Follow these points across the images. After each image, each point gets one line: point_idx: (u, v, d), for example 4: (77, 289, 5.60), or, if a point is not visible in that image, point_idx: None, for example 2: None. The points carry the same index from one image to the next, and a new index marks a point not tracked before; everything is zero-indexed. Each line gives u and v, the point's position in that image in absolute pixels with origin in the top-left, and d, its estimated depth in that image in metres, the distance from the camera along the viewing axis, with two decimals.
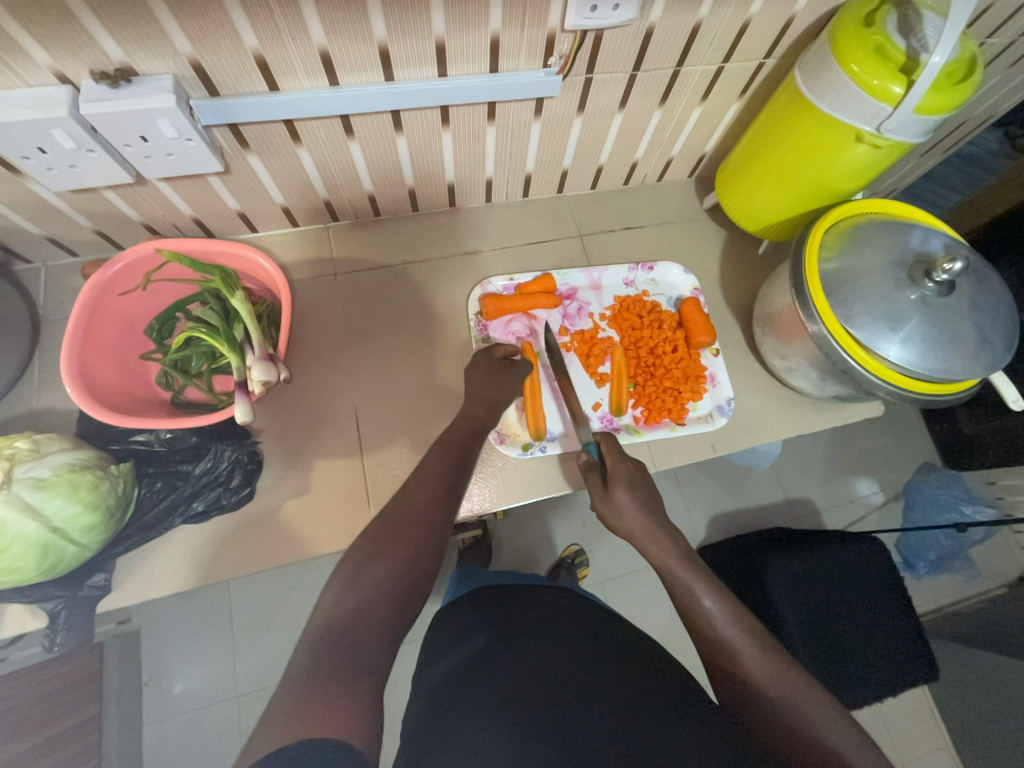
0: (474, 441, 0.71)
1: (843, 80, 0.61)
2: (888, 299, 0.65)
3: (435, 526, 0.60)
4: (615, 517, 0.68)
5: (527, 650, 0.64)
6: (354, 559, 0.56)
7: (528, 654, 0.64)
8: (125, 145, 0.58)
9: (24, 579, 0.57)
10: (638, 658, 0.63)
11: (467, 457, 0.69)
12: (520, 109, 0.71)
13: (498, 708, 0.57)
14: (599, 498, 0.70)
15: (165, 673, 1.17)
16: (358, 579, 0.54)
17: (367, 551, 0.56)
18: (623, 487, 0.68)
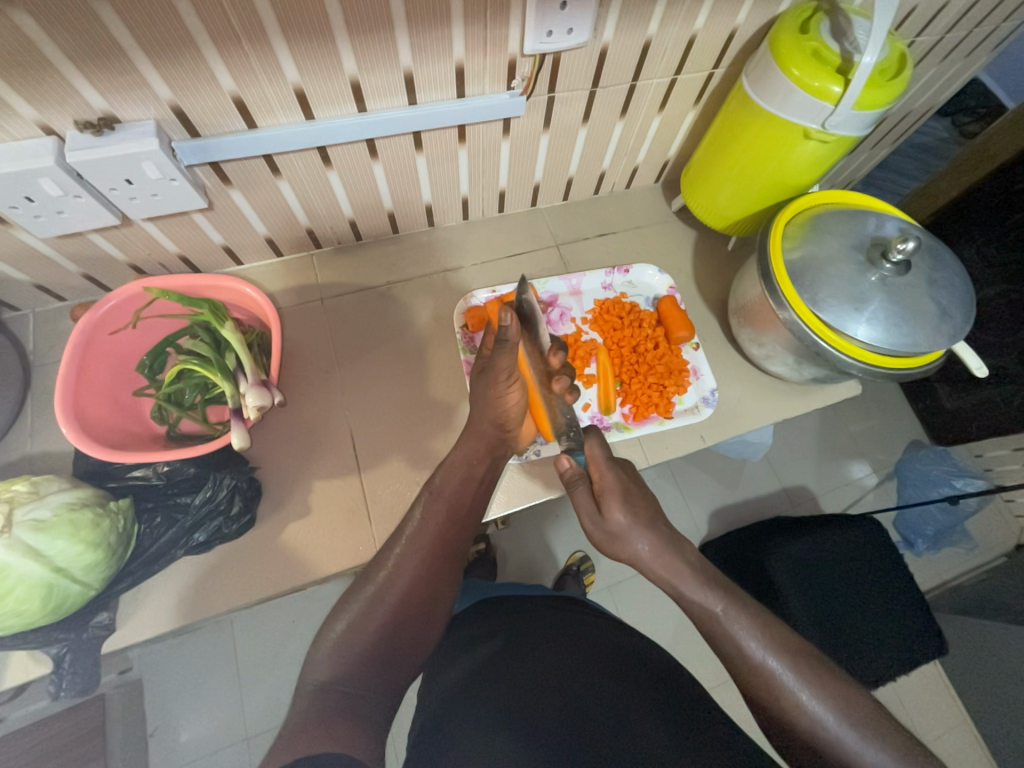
0: (477, 485, 0.72)
1: (786, 84, 0.66)
2: (851, 281, 0.69)
3: (429, 578, 0.65)
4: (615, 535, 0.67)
5: (533, 660, 0.66)
6: (363, 598, 0.63)
7: (532, 666, 0.65)
8: (111, 189, 0.60)
9: (29, 623, 0.57)
10: (640, 671, 0.65)
11: (461, 492, 0.70)
12: (489, 130, 0.74)
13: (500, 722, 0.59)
14: (591, 518, 0.68)
15: (171, 721, 1.14)
16: (364, 624, 0.61)
17: (378, 591, 0.63)
18: (619, 506, 0.67)
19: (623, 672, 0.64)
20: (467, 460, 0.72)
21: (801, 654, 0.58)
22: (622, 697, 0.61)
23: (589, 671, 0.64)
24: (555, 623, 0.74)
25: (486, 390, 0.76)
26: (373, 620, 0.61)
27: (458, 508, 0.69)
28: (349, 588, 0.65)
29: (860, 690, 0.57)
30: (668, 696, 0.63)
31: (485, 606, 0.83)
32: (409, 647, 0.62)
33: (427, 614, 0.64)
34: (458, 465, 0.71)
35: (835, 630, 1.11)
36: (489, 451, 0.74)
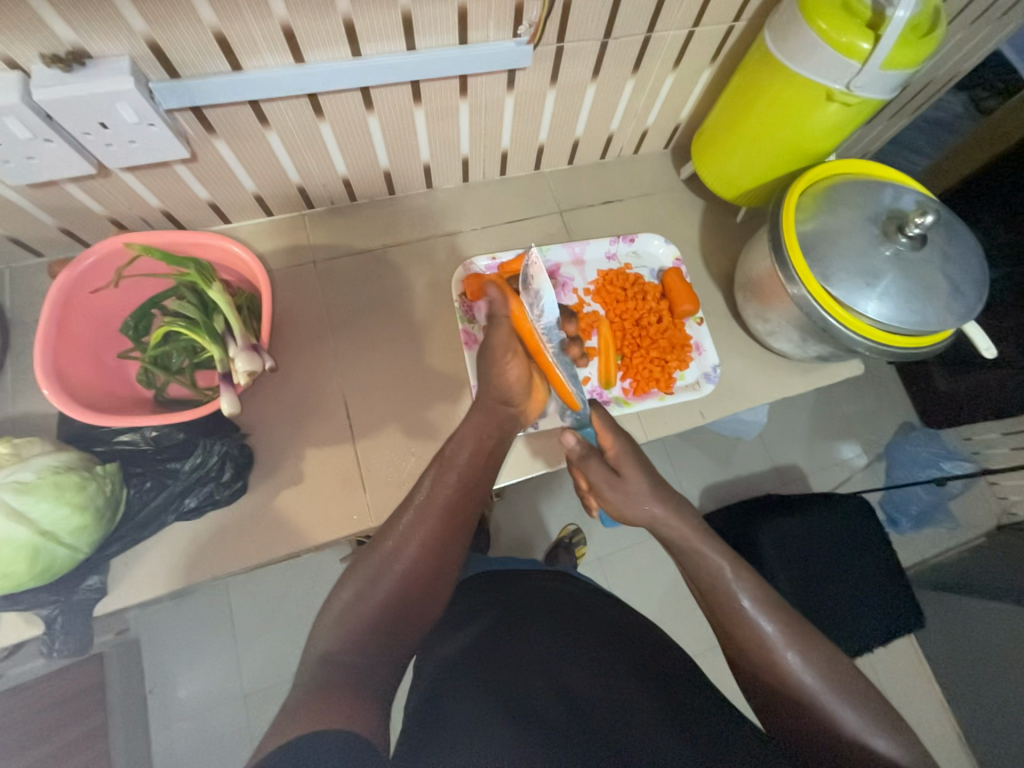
0: (485, 463, 0.71)
1: (812, 38, 0.62)
2: (864, 255, 0.67)
3: (439, 555, 0.63)
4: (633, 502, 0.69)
5: (535, 642, 0.66)
6: (362, 573, 0.62)
7: (530, 644, 0.65)
8: (84, 133, 0.56)
9: (17, 586, 0.56)
10: (640, 653, 0.65)
11: (471, 468, 0.69)
12: (492, 83, 0.70)
13: (497, 695, 0.59)
14: (612, 488, 0.69)
15: (169, 679, 1.16)
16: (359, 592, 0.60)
17: (375, 563, 0.62)
18: (635, 469, 0.69)
19: (621, 651, 0.65)
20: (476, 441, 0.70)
21: (788, 628, 0.59)
22: (623, 677, 0.61)
23: (587, 649, 0.65)
24: (556, 605, 0.74)
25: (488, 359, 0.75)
26: (367, 591, 0.60)
27: (467, 484, 0.68)
28: (349, 564, 0.63)
29: (845, 660, 0.58)
30: (667, 678, 0.63)
31: (479, 582, 0.83)
32: (412, 628, 0.60)
33: (428, 593, 0.62)
34: (468, 439, 0.70)
35: (821, 604, 1.14)
36: (500, 426, 0.73)
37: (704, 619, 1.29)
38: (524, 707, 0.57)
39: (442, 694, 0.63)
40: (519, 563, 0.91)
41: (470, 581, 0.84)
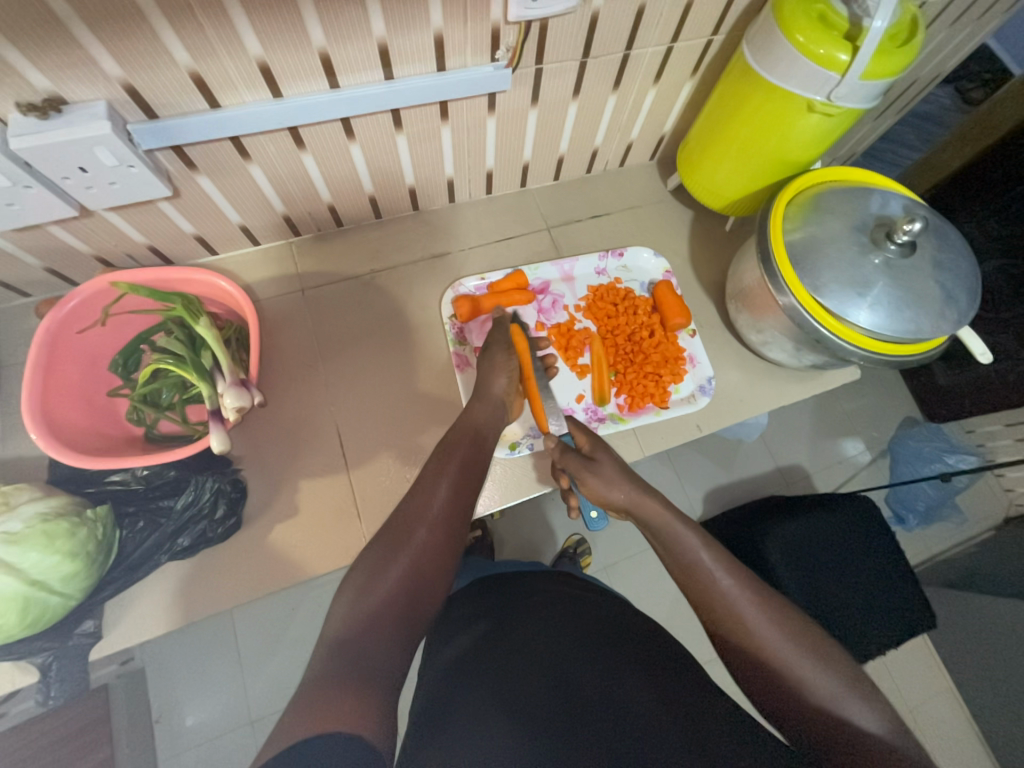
0: (478, 455, 0.69)
1: (789, 51, 0.62)
2: (853, 264, 0.66)
3: (451, 532, 0.62)
4: (603, 485, 0.70)
5: (526, 642, 0.64)
6: (362, 570, 0.57)
7: (528, 646, 0.64)
8: (64, 178, 0.56)
9: (8, 637, 0.56)
10: (647, 649, 0.63)
11: (477, 457, 0.68)
12: (474, 106, 0.70)
13: (499, 704, 0.58)
14: (591, 473, 0.71)
15: (176, 707, 1.13)
16: (371, 588, 0.55)
17: (377, 558, 0.58)
18: (610, 460, 0.72)
19: (625, 649, 0.62)
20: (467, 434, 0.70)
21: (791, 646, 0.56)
22: (629, 674, 0.59)
23: (592, 647, 0.62)
24: (556, 604, 0.72)
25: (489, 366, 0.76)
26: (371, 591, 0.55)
27: (464, 474, 0.66)
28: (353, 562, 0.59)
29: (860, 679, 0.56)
30: (674, 670, 0.60)
31: (485, 585, 0.81)
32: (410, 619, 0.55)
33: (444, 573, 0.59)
34: (470, 430, 0.70)
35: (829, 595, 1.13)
36: (492, 417, 0.73)
37: (712, 627, 1.28)
38: (524, 712, 0.56)
39: (444, 700, 0.61)
40: (524, 566, 0.89)
41: (475, 587, 0.81)
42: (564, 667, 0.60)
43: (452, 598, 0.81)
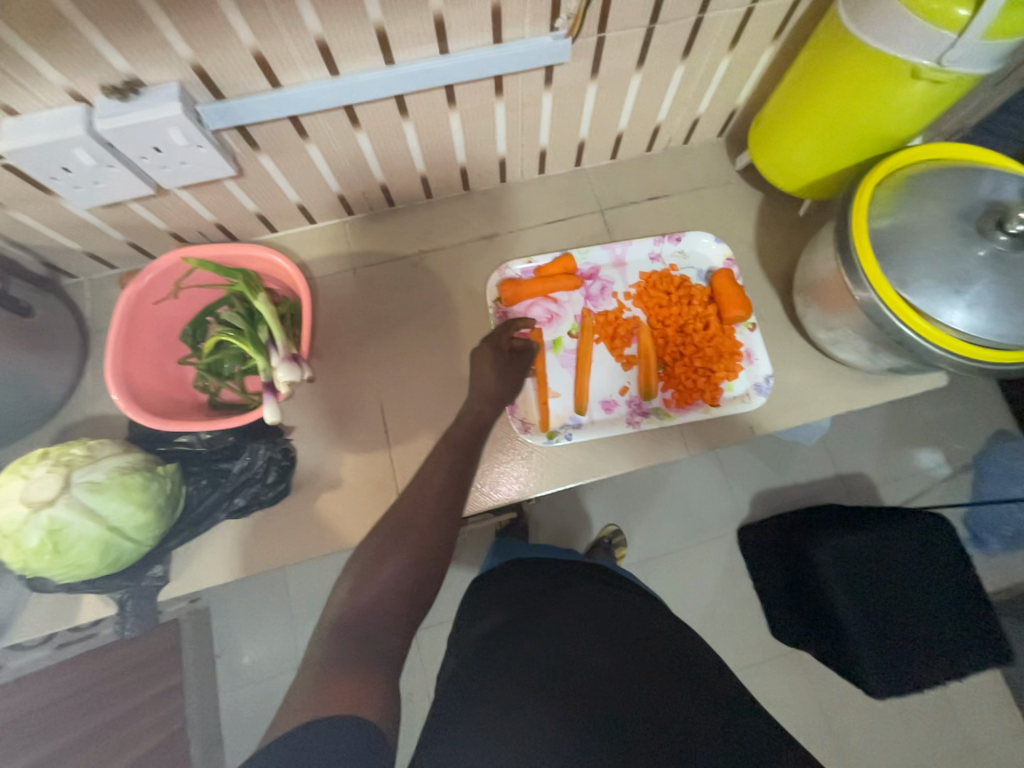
0: (474, 441, 0.70)
1: (895, 8, 0.54)
2: (952, 257, 0.58)
3: (444, 514, 0.62)
4: None
5: (552, 631, 0.64)
6: (367, 553, 0.57)
7: (551, 634, 0.63)
8: (141, 158, 0.59)
9: (92, 573, 0.63)
10: (660, 656, 0.61)
11: (474, 444, 0.70)
12: (530, 80, 0.67)
13: (522, 687, 0.58)
14: None
15: (233, 647, 1.23)
16: (371, 572, 0.55)
17: (376, 550, 0.57)
18: None
19: (639, 654, 0.61)
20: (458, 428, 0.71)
21: None
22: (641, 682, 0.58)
23: (607, 645, 0.62)
24: (575, 593, 0.71)
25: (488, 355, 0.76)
26: (379, 571, 0.56)
27: (464, 461, 0.68)
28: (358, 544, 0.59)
29: None
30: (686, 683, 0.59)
31: (515, 567, 0.81)
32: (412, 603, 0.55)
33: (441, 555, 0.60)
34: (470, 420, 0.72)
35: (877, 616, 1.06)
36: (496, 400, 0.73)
37: (750, 634, 1.23)
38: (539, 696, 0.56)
39: (467, 678, 0.62)
40: (556, 552, 0.88)
41: (505, 569, 0.81)
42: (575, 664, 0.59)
43: (482, 579, 0.82)
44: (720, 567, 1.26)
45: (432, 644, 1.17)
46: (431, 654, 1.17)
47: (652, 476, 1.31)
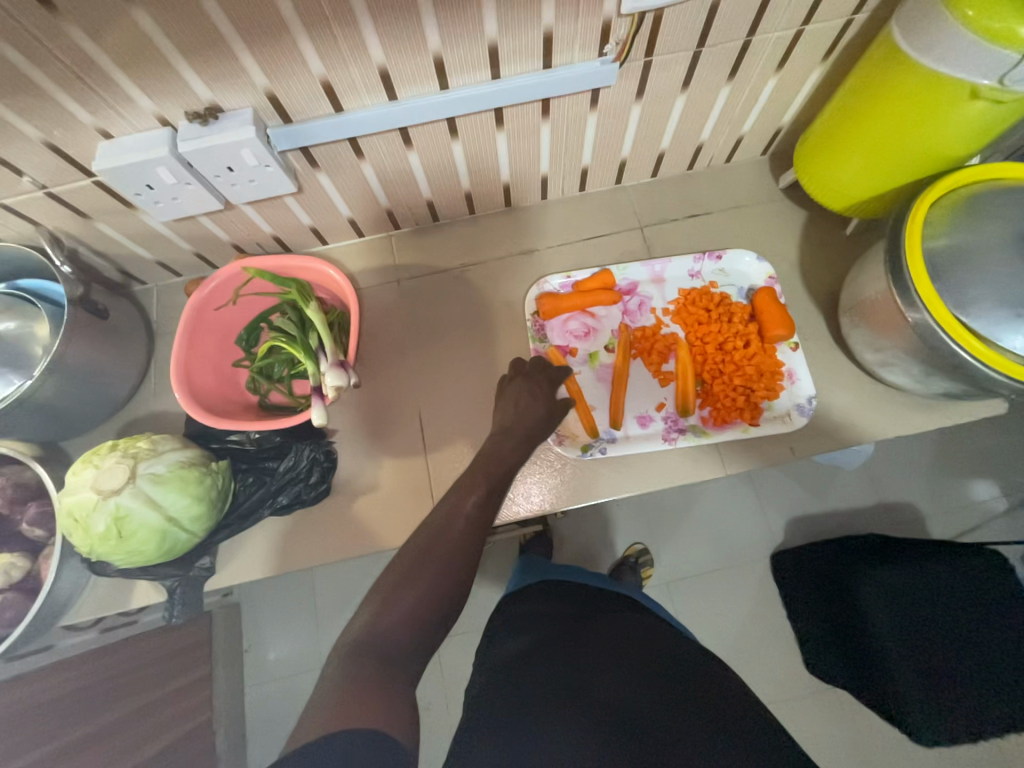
0: (504, 478, 0.69)
1: (953, 28, 0.53)
2: (1014, 280, 0.56)
3: (469, 541, 0.62)
4: None
5: (582, 655, 0.63)
6: (391, 577, 0.58)
7: (581, 658, 0.63)
8: (215, 176, 0.64)
9: (149, 560, 0.67)
10: (683, 678, 0.61)
11: (506, 473, 0.69)
12: (576, 102, 0.69)
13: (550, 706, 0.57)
14: None
15: (260, 642, 1.26)
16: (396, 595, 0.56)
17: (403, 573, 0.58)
18: None
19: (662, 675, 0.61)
20: (487, 465, 0.69)
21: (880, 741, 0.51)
22: (666, 700, 0.57)
23: (630, 666, 0.62)
24: (599, 617, 0.71)
25: (522, 395, 0.75)
26: (403, 595, 0.56)
27: (495, 495, 0.67)
28: (382, 569, 0.59)
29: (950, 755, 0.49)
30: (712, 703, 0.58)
31: (544, 589, 0.81)
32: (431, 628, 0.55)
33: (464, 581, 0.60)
34: (498, 457, 0.70)
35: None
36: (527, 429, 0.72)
37: (783, 665, 1.17)
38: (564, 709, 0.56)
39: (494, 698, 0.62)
40: (584, 575, 0.87)
41: (534, 590, 0.81)
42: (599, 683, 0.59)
43: (511, 600, 0.82)
44: (751, 593, 1.21)
45: (454, 653, 1.17)
46: (452, 664, 1.17)
47: (682, 495, 1.28)
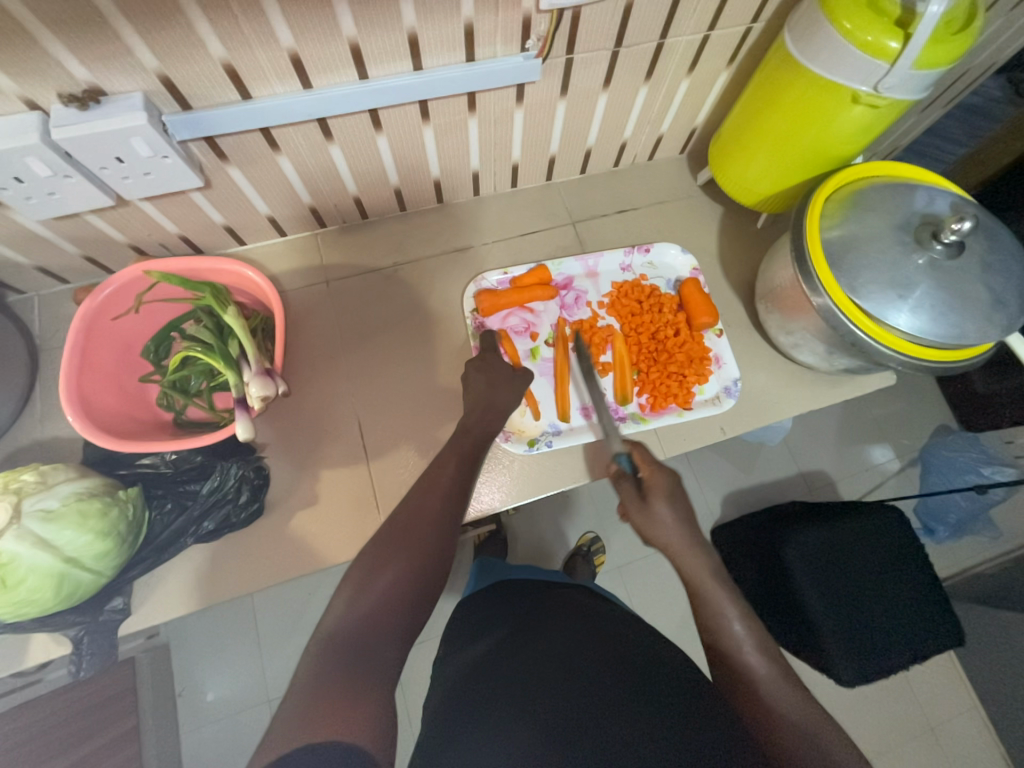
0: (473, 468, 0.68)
1: (835, 39, 0.59)
2: (895, 265, 0.63)
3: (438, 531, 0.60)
4: (654, 529, 0.66)
5: (538, 651, 0.63)
6: (361, 565, 0.56)
7: (537, 654, 0.62)
8: (102, 168, 0.57)
9: (45, 609, 0.58)
10: (631, 645, 0.62)
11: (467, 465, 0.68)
12: (502, 97, 0.69)
13: (507, 712, 0.56)
14: None
15: (197, 684, 1.14)
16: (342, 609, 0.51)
17: (362, 575, 0.55)
18: None
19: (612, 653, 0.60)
20: (466, 442, 0.69)
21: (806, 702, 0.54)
22: (616, 681, 0.56)
23: (582, 648, 0.61)
24: (551, 611, 0.71)
25: (498, 374, 0.76)
26: (365, 597, 0.53)
27: (464, 483, 0.65)
28: (354, 555, 0.57)
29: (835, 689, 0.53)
30: (664, 677, 0.57)
31: (497, 593, 0.80)
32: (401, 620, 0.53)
33: (436, 574, 0.58)
34: (476, 429, 0.70)
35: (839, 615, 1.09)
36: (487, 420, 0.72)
37: None
38: (519, 707, 0.56)
39: (454, 714, 0.60)
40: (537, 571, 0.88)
41: (489, 595, 0.80)
42: (551, 676, 0.58)
43: (464, 607, 0.81)
44: None
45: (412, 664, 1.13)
46: (410, 675, 1.13)
47: None
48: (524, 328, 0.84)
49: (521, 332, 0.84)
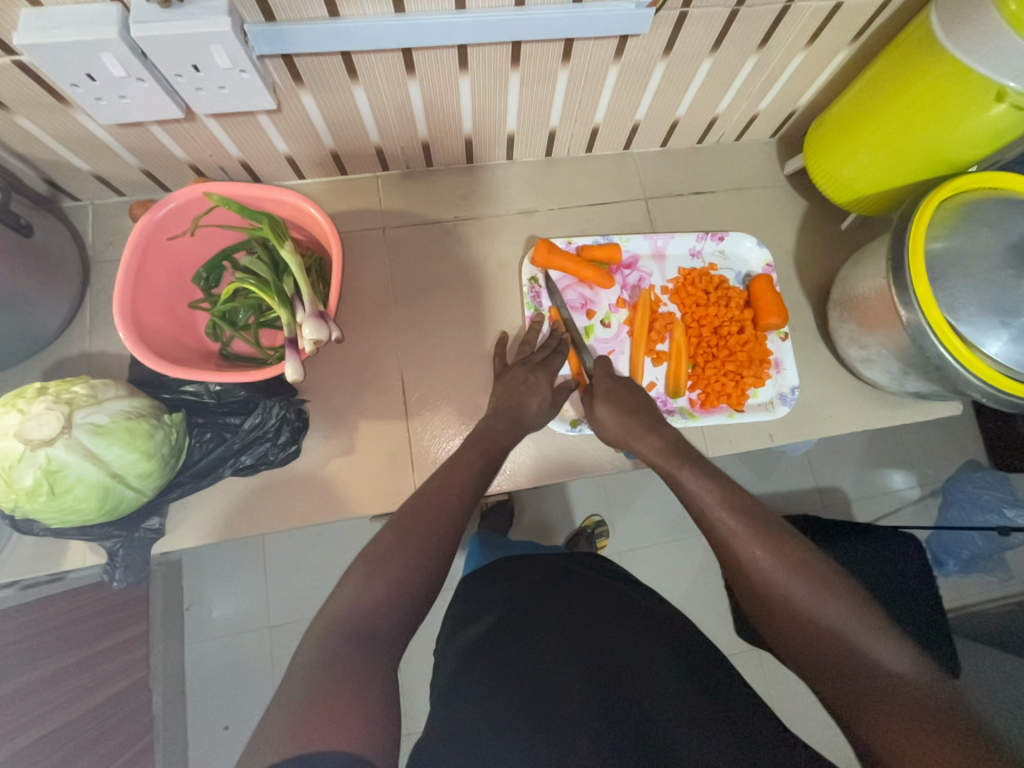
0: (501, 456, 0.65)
1: (995, 22, 0.53)
2: (1001, 289, 0.58)
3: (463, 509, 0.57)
4: (600, 428, 0.68)
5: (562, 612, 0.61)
6: (375, 549, 0.52)
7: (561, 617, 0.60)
8: (176, 76, 0.54)
9: (88, 520, 0.59)
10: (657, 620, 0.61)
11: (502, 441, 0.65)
12: (601, 50, 0.63)
13: (535, 671, 0.54)
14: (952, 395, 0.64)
15: (203, 600, 1.11)
16: (375, 568, 0.50)
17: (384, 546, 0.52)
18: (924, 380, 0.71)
19: (646, 637, 0.57)
20: (485, 442, 0.64)
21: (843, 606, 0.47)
22: (654, 663, 0.54)
23: (601, 630, 0.57)
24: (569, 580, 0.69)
25: (523, 381, 0.70)
26: (371, 564, 0.50)
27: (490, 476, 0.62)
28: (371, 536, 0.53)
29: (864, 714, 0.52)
30: (703, 663, 0.56)
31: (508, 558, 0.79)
32: (415, 603, 0.50)
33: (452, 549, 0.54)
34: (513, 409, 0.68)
35: None
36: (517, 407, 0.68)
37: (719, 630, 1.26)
38: (547, 667, 0.54)
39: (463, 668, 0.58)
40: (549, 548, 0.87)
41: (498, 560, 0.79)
42: (566, 660, 0.55)
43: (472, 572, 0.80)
44: (697, 561, 1.27)
45: None
46: None
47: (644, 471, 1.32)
48: (582, 304, 0.81)
49: (578, 308, 0.81)
